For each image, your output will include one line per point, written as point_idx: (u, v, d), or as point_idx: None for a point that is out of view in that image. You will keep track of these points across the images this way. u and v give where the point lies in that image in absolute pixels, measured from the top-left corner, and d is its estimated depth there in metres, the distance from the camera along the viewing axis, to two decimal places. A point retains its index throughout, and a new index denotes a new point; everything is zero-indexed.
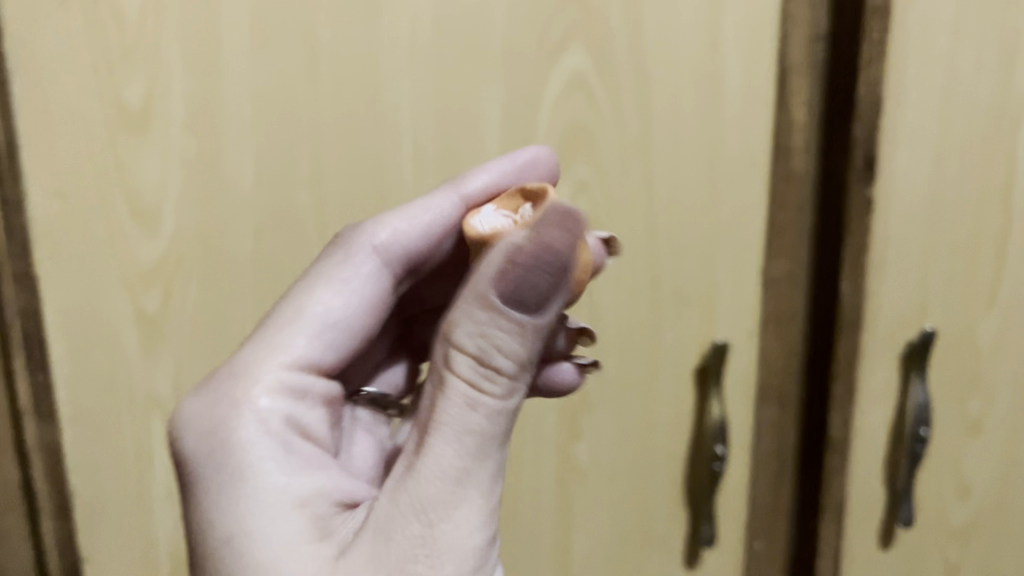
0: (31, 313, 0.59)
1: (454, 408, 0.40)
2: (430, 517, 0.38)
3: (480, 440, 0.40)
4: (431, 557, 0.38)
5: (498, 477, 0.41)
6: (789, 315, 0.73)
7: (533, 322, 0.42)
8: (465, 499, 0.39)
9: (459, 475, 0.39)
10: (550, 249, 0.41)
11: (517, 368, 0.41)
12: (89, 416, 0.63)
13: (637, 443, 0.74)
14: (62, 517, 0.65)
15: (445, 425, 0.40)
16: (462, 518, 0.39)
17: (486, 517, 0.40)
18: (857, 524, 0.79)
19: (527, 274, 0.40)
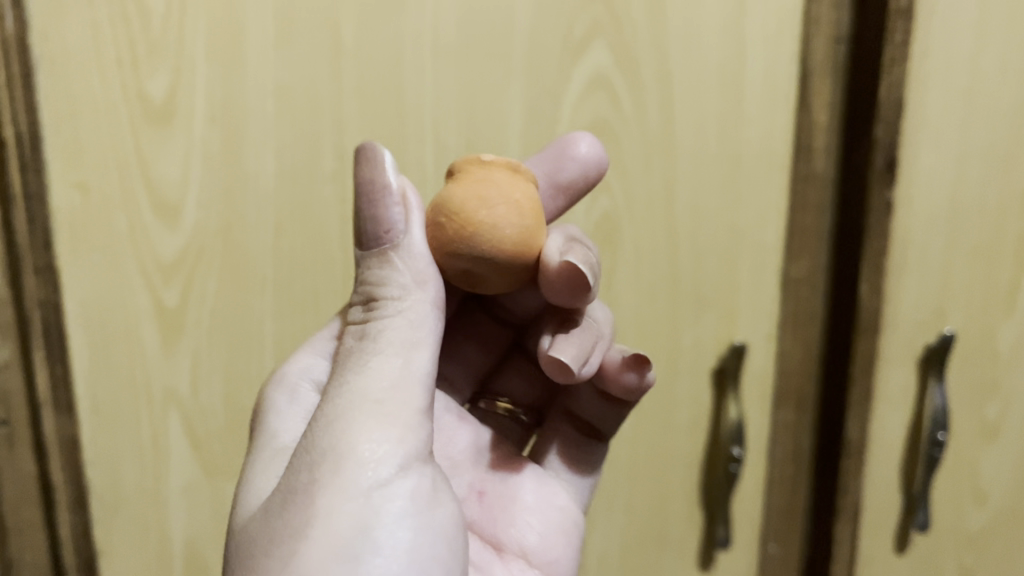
0: (52, 305, 0.59)
1: (348, 344, 0.41)
2: (312, 437, 0.39)
3: (366, 358, 0.40)
4: (308, 470, 0.38)
5: (402, 385, 0.39)
6: (808, 317, 0.73)
7: (398, 245, 0.41)
8: (357, 407, 0.39)
9: (342, 390, 0.39)
10: (363, 184, 0.42)
11: (400, 285, 0.41)
12: (107, 409, 0.63)
13: (653, 443, 0.74)
14: (78, 509, 0.65)
15: (343, 359, 0.41)
16: (343, 423, 0.38)
17: (391, 426, 0.39)
18: (873, 528, 0.79)
19: (360, 215, 0.42)
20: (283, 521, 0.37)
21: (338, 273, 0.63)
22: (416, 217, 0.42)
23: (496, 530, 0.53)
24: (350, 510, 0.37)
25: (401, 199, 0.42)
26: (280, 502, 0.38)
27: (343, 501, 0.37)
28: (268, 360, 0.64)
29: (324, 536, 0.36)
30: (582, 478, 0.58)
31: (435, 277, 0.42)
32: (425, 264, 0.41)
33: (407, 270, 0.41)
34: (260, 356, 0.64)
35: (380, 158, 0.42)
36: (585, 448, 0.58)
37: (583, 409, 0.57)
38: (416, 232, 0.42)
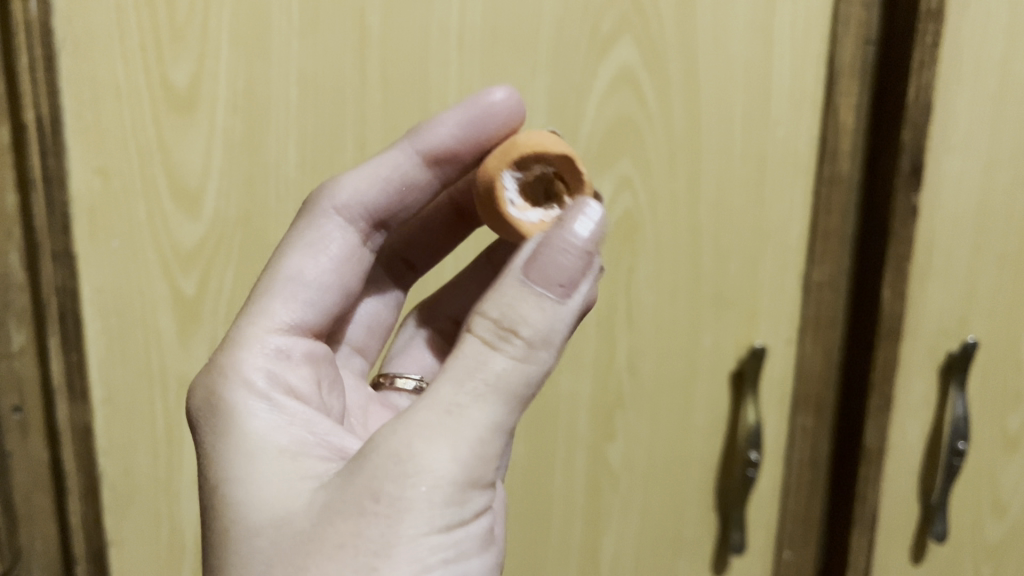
0: (68, 291, 0.59)
1: (465, 362, 0.36)
2: (416, 456, 0.35)
3: (477, 388, 0.36)
4: (401, 491, 0.34)
5: (499, 432, 0.36)
6: (829, 321, 0.72)
7: (560, 300, 0.37)
8: (457, 443, 0.35)
9: (448, 414, 0.35)
10: (573, 237, 0.39)
11: (538, 338, 0.37)
12: (122, 397, 0.62)
13: (670, 445, 0.73)
14: (89, 498, 0.64)
15: (450, 374, 0.36)
16: (444, 458, 0.35)
17: (481, 469, 0.36)
18: (890, 538, 0.78)
19: (551, 255, 0.38)
20: (366, 540, 0.34)
21: None
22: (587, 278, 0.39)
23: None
24: (432, 547, 0.35)
25: (587, 268, 0.38)
26: (362, 519, 0.34)
27: (428, 533, 0.35)
28: None
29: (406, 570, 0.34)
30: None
31: (559, 346, 0.38)
32: (563, 331, 0.38)
33: (554, 327, 0.37)
34: None
35: (593, 216, 0.40)
36: None
37: None
38: (580, 298, 0.38)
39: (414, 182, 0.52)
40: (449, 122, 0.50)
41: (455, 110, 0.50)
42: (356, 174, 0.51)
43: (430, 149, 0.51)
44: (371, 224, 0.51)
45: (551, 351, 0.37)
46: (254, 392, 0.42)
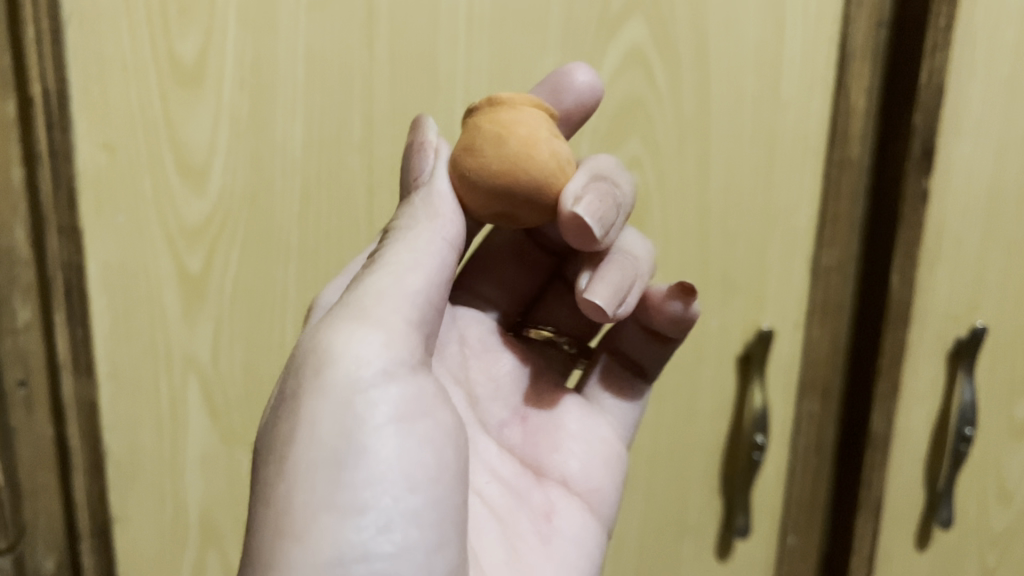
0: (74, 266, 0.59)
1: (355, 277, 0.44)
2: (309, 347, 0.40)
3: (361, 283, 0.42)
4: (301, 381, 0.40)
5: (390, 303, 0.41)
6: (837, 306, 0.72)
7: (421, 193, 0.46)
8: (347, 326, 0.40)
9: (340, 309, 0.41)
10: (413, 145, 0.48)
11: (411, 222, 0.44)
12: (127, 373, 0.62)
13: (675, 427, 0.73)
14: (94, 474, 0.64)
15: (349, 287, 0.43)
16: (337, 339, 0.40)
17: (381, 336, 0.40)
18: (895, 524, 0.78)
19: (409, 168, 0.48)
20: (287, 428, 0.39)
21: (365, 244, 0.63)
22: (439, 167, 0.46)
23: (535, 457, 0.52)
24: (344, 410, 0.39)
25: (428, 157, 0.47)
26: (285, 410, 0.39)
27: (340, 400, 0.39)
28: (288, 333, 0.64)
29: (317, 436, 0.38)
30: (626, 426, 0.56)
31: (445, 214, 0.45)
32: (442, 205, 0.45)
33: (421, 210, 0.45)
34: (280, 326, 0.64)
35: (420, 124, 0.48)
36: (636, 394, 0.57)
37: (631, 349, 0.57)
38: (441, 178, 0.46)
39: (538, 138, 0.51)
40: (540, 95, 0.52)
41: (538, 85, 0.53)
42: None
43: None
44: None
45: (432, 219, 0.44)
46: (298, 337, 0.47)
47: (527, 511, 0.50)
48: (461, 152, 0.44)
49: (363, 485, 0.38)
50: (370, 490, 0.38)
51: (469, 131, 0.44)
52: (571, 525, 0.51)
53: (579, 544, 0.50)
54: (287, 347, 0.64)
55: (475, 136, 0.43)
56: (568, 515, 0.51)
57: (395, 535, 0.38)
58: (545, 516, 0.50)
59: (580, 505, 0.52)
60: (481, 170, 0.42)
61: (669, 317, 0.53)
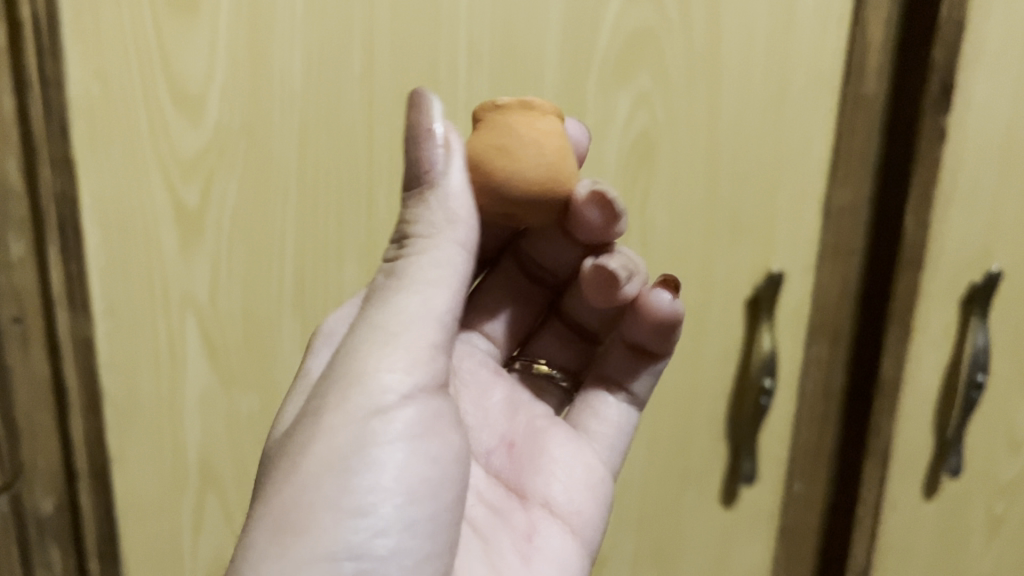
0: (67, 199, 0.57)
1: (378, 283, 0.44)
2: (338, 361, 0.42)
3: (389, 294, 0.43)
4: (327, 393, 0.41)
5: (417, 322, 0.42)
6: (848, 250, 0.70)
7: (435, 188, 0.43)
8: (371, 341, 0.42)
9: (368, 322, 0.42)
10: (415, 127, 0.43)
11: (432, 227, 0.43)
12: (124, 310, 0.61)
13: (681, 377, 0.71)
14: (91, 414, 0.63)
15: (375, 295, 0.44)
16: (361, 355, 0.41)
17: (402, 353, 0.42)
18: (903, 473, 0.77)
19: (412, 153, 0.43)
20: (306, 434, 0.41)
21: (365, 179, 0.62)
22: (455, 156, 0.43)
23: (520, 481, 0.54)
24: (359, 428, 0.40)
25: (434, 149, 0.43)
26: (307, 418, 0.41)
27: (358, 416, 0.41)
28: (288, 273, 0.63)
29: (334, 444, 0.40)
30: (616, 445, 0.58)
31: (464, 219, 0.43)
32: (461, 207, 0.43)
33: (439, 211, 0.43)
34: (280, 265, 0.63)
35: (421, 98, 0.43)
36: (619, 412, 0.58)
37: (612, 367, 0.59)
38: (455, 178, 0.43)
39: None
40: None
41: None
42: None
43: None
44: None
45: (454, 229, 0.43)
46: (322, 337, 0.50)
47: (509, 531, 0.51)
48: (490, 151, 0.43)
49: (364, 496, 0.40)
50: (372, 501, 0.40)
51: (500, 131, 0.43)
52: (550, 545, 0.51)
53: (561, 564, 0.51)
54: (286, 286, 0.64)
55: (509, 138, 0.43)
56: (550, 537, 0.52)
57: (389, 544, 0.40)
58: (526, 535, 0.51)
59: (563, 528, 0.52)
60: (517, 173, 0.42)
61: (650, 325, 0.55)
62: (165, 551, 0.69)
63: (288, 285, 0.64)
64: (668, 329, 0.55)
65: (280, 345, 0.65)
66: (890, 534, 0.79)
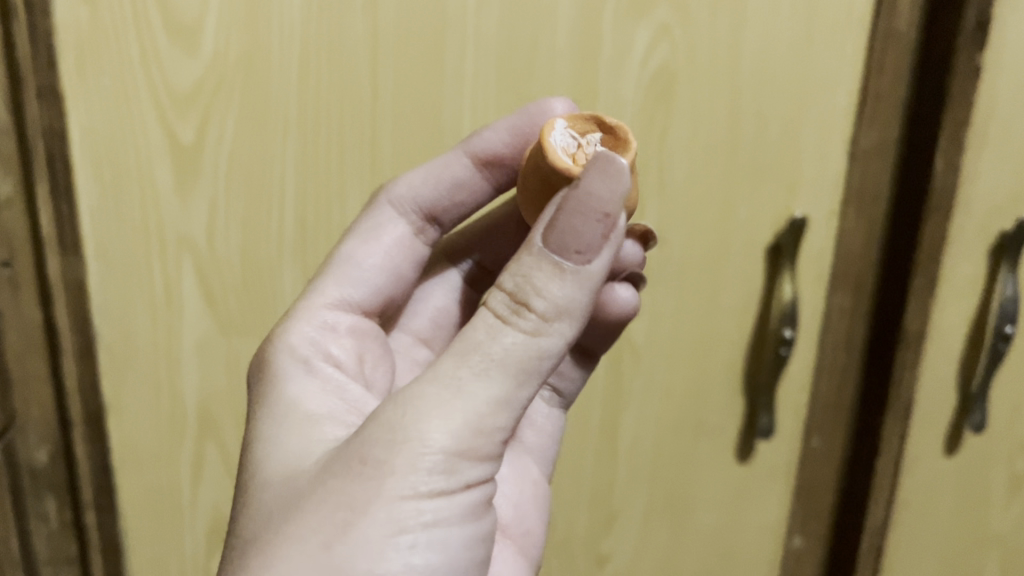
0: (56, 133, 0.54)
1: (475, 336, 0.37)
2: (403, 425, 0.35)
3: (482, 362, 0.36)
4: (387, 461, 0.35)
5: (506, 408, 0.36)
6: (874, 195, 0.67)
7: (578, 270, 0.37)
8: (449, 411, 0.35)
9: (449, 386, 0.36)
10: (593, 199, 0.38)
11: (555, 308, 0.37)
12: (117, 253, 0.58)
13: (697, 324, 0.69)
14: (85, 359, 0.61)
15: (460, 349, 0.37)
16: (434, 424, 0.35)
17: (480, 431, 0.36)
18: (924, 428, 0.74)
19: (577, 222, 0.37)
20: (348, 501, 0.35)
21: (368, 118, 0.58)
22: (611, 246, 0.38)
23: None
24: (412, 511, 0.35)
25: (599, 231, 0.37)
26: (350, 480, 0.35)
27: (412, 495, 0.35)
28: (289, 213, 0.60)
29: (382, 523, 0.35)
30: (547, 450, 0.59)
31: (583, 316, 0.38)
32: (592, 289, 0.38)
33: (575, 292, 0.37)
34: (280, 207, 0.59)
35: (614, 168, 0.38)
36: (550, 417, 0.60)
37: None
38: (600, 262, 0.38)
39: (464, 181, 0.55)
40: (500, 129, 0.53)
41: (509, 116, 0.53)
42: (413, 173, 0.54)
43: (479, 153, 0.54)
44: (424, 218, 0.55)
45: (570, 322, 0.38)
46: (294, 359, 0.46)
47: None
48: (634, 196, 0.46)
49: None
50: None
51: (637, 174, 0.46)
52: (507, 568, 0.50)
53: None
54: (287, 229, 0.60)
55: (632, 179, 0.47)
56: (502, 556, 0.50)
57: None
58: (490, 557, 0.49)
59: (512, 545, 0.52)
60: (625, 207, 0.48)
61: (603, 325, 0.58)
62: (163, 504, 0.67)
63: (289, 227, 0.60)
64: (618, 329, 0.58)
65: (281, 292, 0.62)
66: (908, 490, 0.76)
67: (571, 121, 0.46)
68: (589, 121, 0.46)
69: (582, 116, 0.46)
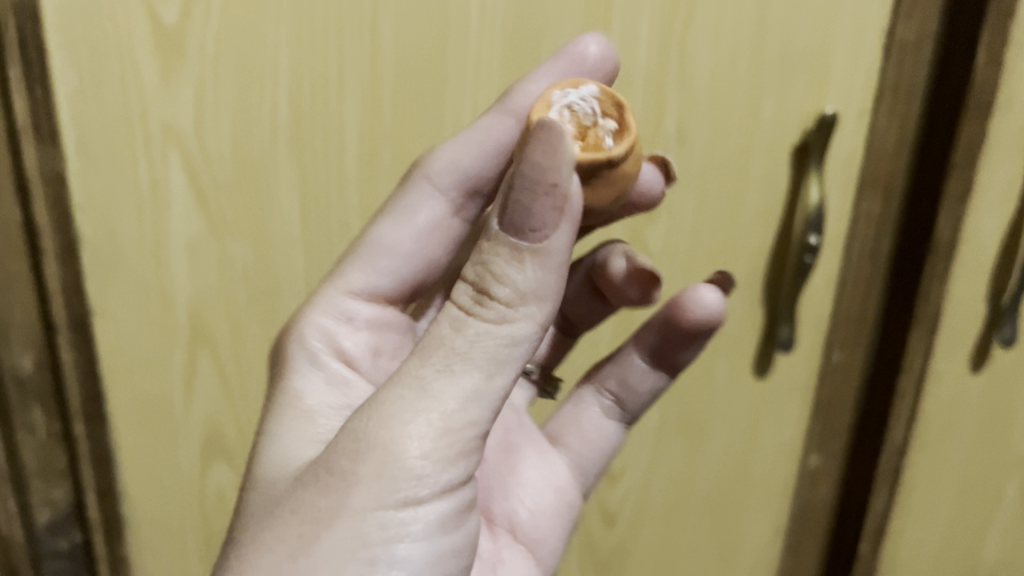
0: (28, 11, 0.50)
1: (440, 331, 0.35)
2: (368, 432, 0.35)
3: (448, 360, 0.34)
4: (350, 470, 0.35)
5: (475, 405, 0.35)
6: (909, 92, 0.63)
7: (537, 252, 0.34)
8: (412, 417, 0.34)
9: (414, 388, 0.34)
10: (535, 177, 0.32)
11: (518, 295, 0.34)
12: (99, 145, 0.54)
13: (718, 231, 0.65)
14: (68, 259, 0.57)
15: (426, 346, 0.35)
16: (398, 431, 0.34)
17: (445, 437, 0.34)
18: (950, 343, 0.70)
19: (526, 201, 0.33)
20: (314, 510, 0.35)
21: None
22: (569, 217, 0.33)
23: (488, 500, 0.52)
24: (376, 520, 0.35)
25: (551, 210, 0.33)
26: (318, 487, 0.35)
27: (377, 506, 0.35)
28: (282, 102, 0.56)
29: (344, 535, 0.35)
30: (592, 463, 0.57)
31: (556, 292, 0.35)
32: (558, 268, 0.34)
33: (536, 276, 0.34)
34: (273, 96, 0.55)
35: (557, 137, 0.32)
36: (604, 428, 0.57)
37: (613, 381, 0.57)
38: (560, 238, 0.34)
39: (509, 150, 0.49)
40: (546, 80, 0.49)
41: (552, 65, 0.49)
42: (454, 143, 0.50)
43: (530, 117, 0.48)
44: (464, 194, 0.51)
45: (541, 304, 0.35)
46: (306, 352, 0.48)
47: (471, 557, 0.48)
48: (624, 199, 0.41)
49: None
50: None
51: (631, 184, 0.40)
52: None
53: None
54: (282, 121, 0.56)
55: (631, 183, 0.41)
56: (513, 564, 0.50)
57: None
58: (494, 565, 0.49)
59: (525, 553, 0.51)
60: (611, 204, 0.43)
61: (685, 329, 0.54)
62: (155, 412, 0.64)
63: (284, 119, 0.56)
64: (701, 334, 0.54)
65: (276, 192, 0.58)
66: (932, 408, 0.73)
67: (601, 97, 0.40)
68: (620, 103, 0.40)
69: (619, 99, 0.40)
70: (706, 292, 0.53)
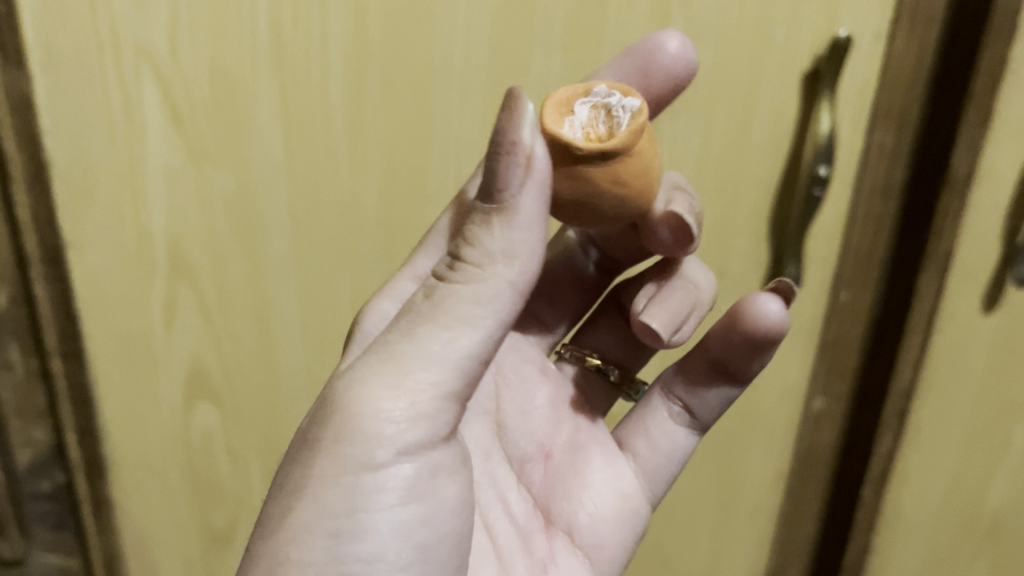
0: None
1: (416, 298, 0.39)
2: (339, 396, 0.38)
3: (416, 323, 0.38)
4: (320, 437, 0.38)
5: (440, 365, 0.37)
6: (929, 15, 0.59)
7: (505, 215, 0.36)
8: (376, 376, 0.37)
9: (382, 352, 0.38)
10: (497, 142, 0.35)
11: (485, 256, 0.37)
12: (68, 66, 0.51)
13: (724, 161, 0.63)
14: (39, 187, 0.55)
15: (405, 317, 0.38)
16: (364, 392, 0.37)
17: (413, 396, 0.37)
18: (962, 284, 0.67)
19: (491, 168, 0.35)
20: (291, 478, 0.38)
21: None
22: (536, 180, 0.36)
23: (549, 500, 0.51)
24: (348, 483, 0.37)
25: (513, 174, 0.35)
26: (296, 457, 0.38)
27: (346, 469, 0.37)
28: (261, 20, 0.52)
29: (316, 500, 0.37)
30: (661, 473, 0.54)
31: (527, 255, 0.37)
32: (528, 228, 0.36)
33: (503, 238, 0.36)
34: (251, 12, 0.52)
35: (514, 106, 0.34)
36: (674, 436, 0.54)
37: (682, 387, 0.54)
38: (528, 200, 0.36)
39: None
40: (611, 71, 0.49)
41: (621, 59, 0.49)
42: None
43: None
44: None
45: (513, 264, 0.37)
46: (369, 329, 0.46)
47: (527, 560, 0.49)
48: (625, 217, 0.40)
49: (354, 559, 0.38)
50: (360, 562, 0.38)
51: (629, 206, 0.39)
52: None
53: None
54: (261, 39, 0.53)
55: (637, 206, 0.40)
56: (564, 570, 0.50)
57: None
58: (543, 566, 0.49)
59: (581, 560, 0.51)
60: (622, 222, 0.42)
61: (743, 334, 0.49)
62: (135, 349, 0.62)
63: (264, 39, 0.53)
64: (768, 344, 0.49)
65: (257, 118, 0.55)
66: (941, 350, 0.70)
67: (638, 110, 0.39)
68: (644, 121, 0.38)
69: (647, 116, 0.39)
70: (770, 303, 0.48)
